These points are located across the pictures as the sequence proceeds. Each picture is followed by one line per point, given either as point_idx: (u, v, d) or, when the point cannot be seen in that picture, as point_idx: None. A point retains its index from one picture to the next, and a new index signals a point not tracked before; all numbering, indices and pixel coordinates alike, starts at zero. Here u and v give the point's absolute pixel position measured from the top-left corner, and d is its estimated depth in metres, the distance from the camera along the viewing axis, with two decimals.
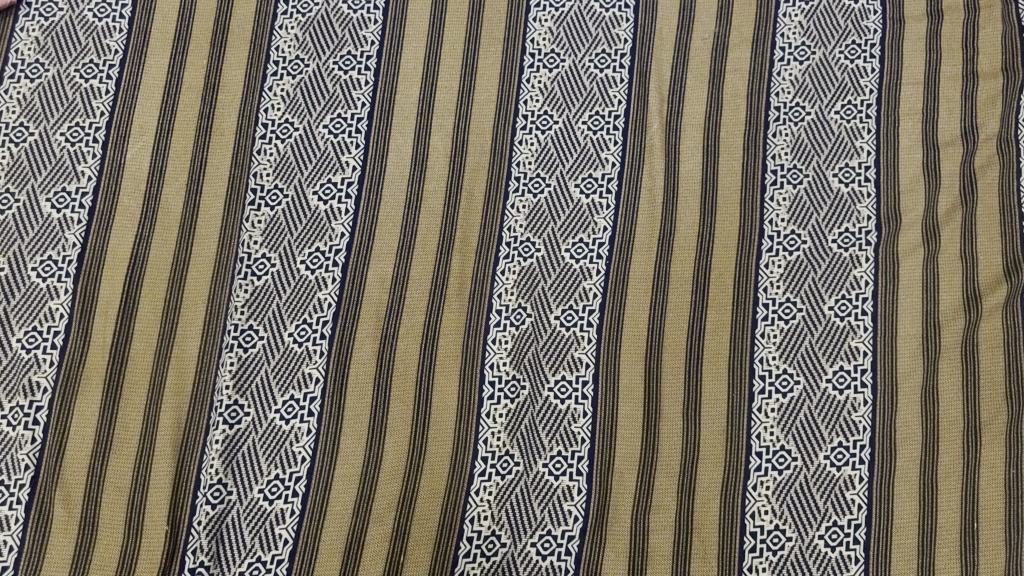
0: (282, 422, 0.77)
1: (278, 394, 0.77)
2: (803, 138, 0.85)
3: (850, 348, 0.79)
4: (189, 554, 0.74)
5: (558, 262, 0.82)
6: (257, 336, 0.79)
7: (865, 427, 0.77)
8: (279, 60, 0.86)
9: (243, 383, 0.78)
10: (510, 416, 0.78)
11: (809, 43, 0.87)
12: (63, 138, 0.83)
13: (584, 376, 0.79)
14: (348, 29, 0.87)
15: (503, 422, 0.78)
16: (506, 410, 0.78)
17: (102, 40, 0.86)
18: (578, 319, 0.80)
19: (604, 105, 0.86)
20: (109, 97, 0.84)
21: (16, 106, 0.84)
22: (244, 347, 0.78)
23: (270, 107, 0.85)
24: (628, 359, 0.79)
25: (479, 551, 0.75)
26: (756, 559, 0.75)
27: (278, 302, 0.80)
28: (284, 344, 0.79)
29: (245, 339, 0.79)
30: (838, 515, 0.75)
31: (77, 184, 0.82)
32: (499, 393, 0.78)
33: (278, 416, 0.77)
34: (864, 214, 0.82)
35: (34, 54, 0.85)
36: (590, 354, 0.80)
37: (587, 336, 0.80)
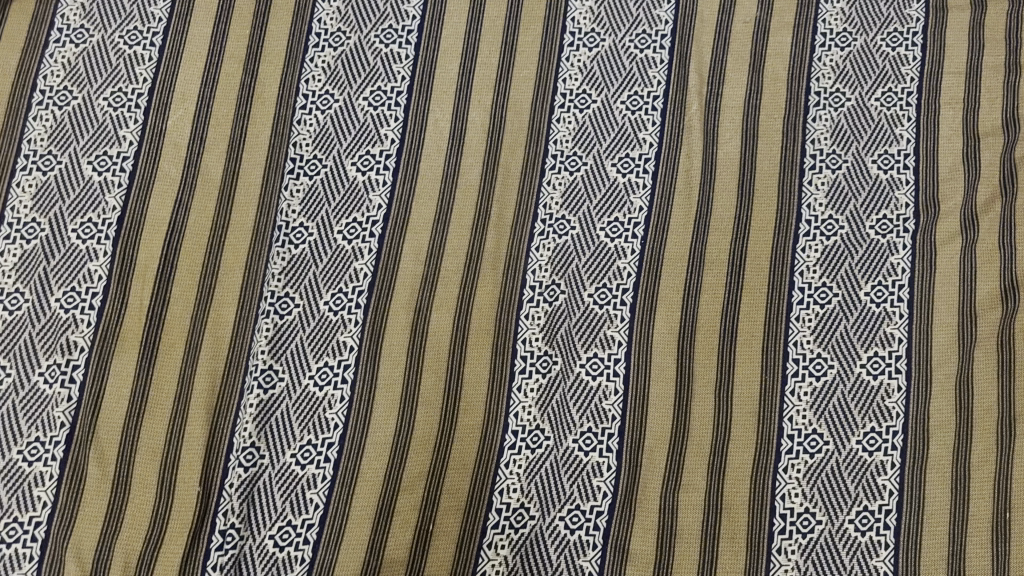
0: (316, 388, 0.77)
1: (312, 360, 0.78)
2: (843, 123, 0.84)
3: (885, 334, 0.79)
4: (220, 516, 0.75)
5: (593, 240, 0.82)
6: (293, 304, 0.79)
7: (898, 413, 0.77)
8: (320, 32, 0.87)
9: (278, 349, 0.78)
10: (542, 390, 0.78)
11: (851, 30, 0.87)
12: (106, 103, 0.84)
13: (616, 353, 0.79)
14: (390, 4, 0.88)
15: (535, 395, 0.78)
16: (537, 384, 0.78)
17: (146, 8, 0.87)
18: (612, 297, 0.80)
19: (644, 86, 0.86)
20: (152, 64, 0.85)
21: (61, 70, 0.85)
22: (280, 315, 0.79)
23: (311, 79, 0.85)
24: (660, 338, 0.79)
25: (508, 523, 0.75)
26: (785, 541, 0.75)
27: (315, 271, 0.80)
28: (319, 313, 0.79)
29: (281, 306, 0.79)
30: (869, 500, 0.75)
31: (118, 148, 0.83)
32: (532, 367, 0.79)
33: (312, 381, 0.77)
34: (902, 202, 0.82)
35: (79, 20, 0.86)
36: (624, 331, 0.80)
37: (620, 314, 0.80)
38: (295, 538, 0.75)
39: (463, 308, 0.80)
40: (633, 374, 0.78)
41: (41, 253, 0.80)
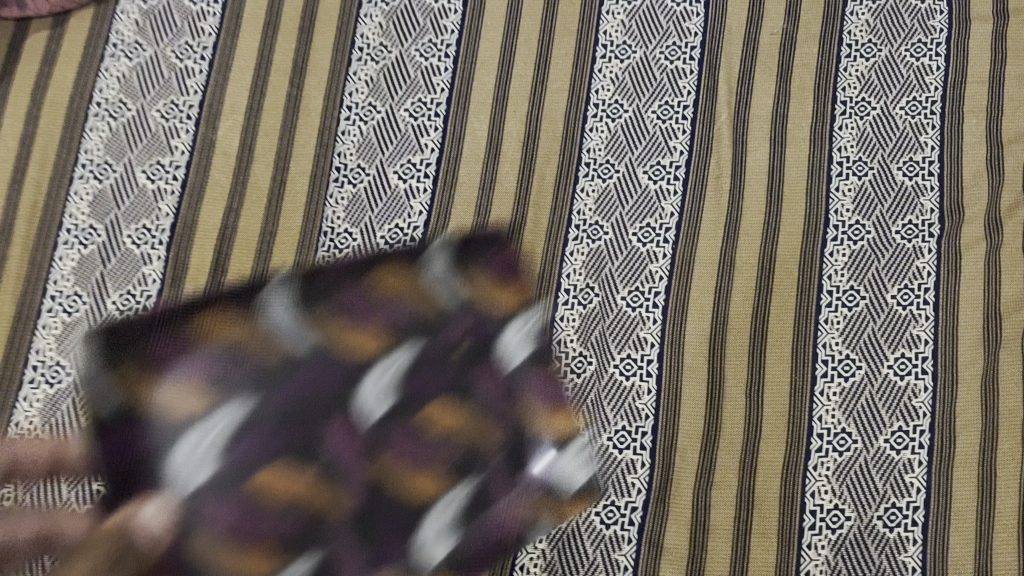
0: (364, 377, 0.78)
1: (368, 351, 0.78)
2: (869, 131, 0.87)
3: (912, 335, 0.81)
4: None
5: (626, 245, 0.84)
6: (351, 238, 0.84)
7: (925, 413, 0.79)
8: (363, 46, 0.90)
9: (322, 328, 0.78)
10: (578, 390, 0.81)
11: (876, 41, 0.90)
12: (159, 114, 0.88)
13: (649, 354, 0.81)
14: (430, 18, 0.91)
15: (571, 395, 0.80)
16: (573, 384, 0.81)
17: (197, 24, 0.91)
18: (644, 300, 0.83)
19: (674, 95, 0.89)
20: (202, 77, 0.89)
21: (116, 83, 0.89)
22: (339, 249, 0.84)
23: (354, 91, 0.89)
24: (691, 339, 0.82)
25: (544, 518, 0.78)
26: (816, 536, 0.77)
27: (370, 215, 0.85)
28: (376, 244, 0.84)
29: (340, 240, 0.84)
30: (897, 496, 0.77)
31: (171, 157, 0.86)
32: (569, 367, 0.81)
33: (365, 371, 0.78)
34: (928, 207, 0.84)
35: (133, 36, 0.90)
36: (656, 333, 0.82)
37: (653, 316, 0.82)
38: None
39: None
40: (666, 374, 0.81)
41: (97, 258, 0.83)
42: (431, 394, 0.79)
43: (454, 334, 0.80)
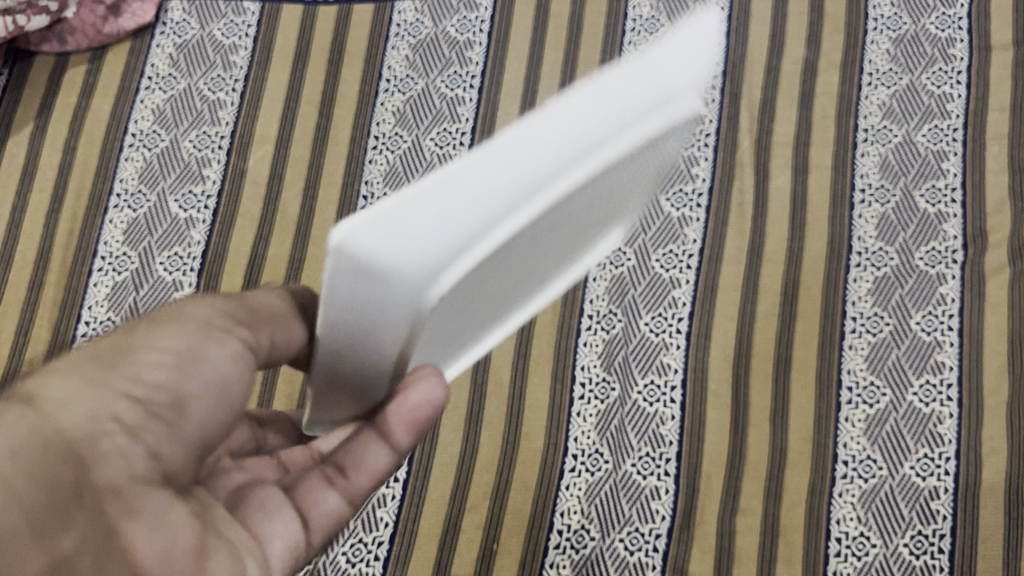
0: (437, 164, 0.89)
1: None
2: (891, 158, 0.87)
3: (936, 362, 0.81)
4: None
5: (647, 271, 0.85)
6: (402, 142, 0.90)
7: (951, 440, 0.78)
8: (390, 78, 0.92)
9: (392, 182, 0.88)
10: (600, 417, 0.81)
11: (896, 69, 0.91)
12: (191, 145, 0.90)
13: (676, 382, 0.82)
14: (455, 50, 0.93)
15: (589, 423, 0.81)
16: (596, 408, 0.81)
17: (228, 56, 0.93)
18: (668, 325, 0.83)
19: (696, 123, 0.90)
20: (233, 108, 0.91)
21: (151, 115, 0.91)
22: (390, 150, 0.90)
23: (381, 121, 0.91)
24: (716, 365, 0.82)
25: (569, 543, 0.78)
26: (841, 563, 0.76)
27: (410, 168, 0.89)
28: (424, 148, 0.90)
29: (391, 144, 0.90)
30: (924, 523, 0.77)
31: (202, 186, 0.88)
32: (593, 392, 0.82)
33: None
34: (951, 234, 0.85)
35: (167, 68, 0.93)
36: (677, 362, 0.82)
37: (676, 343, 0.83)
38: (366, 554, 0.78)
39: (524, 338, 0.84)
40: (686, 397, 0.81)
41: (130, 284, 0.85)
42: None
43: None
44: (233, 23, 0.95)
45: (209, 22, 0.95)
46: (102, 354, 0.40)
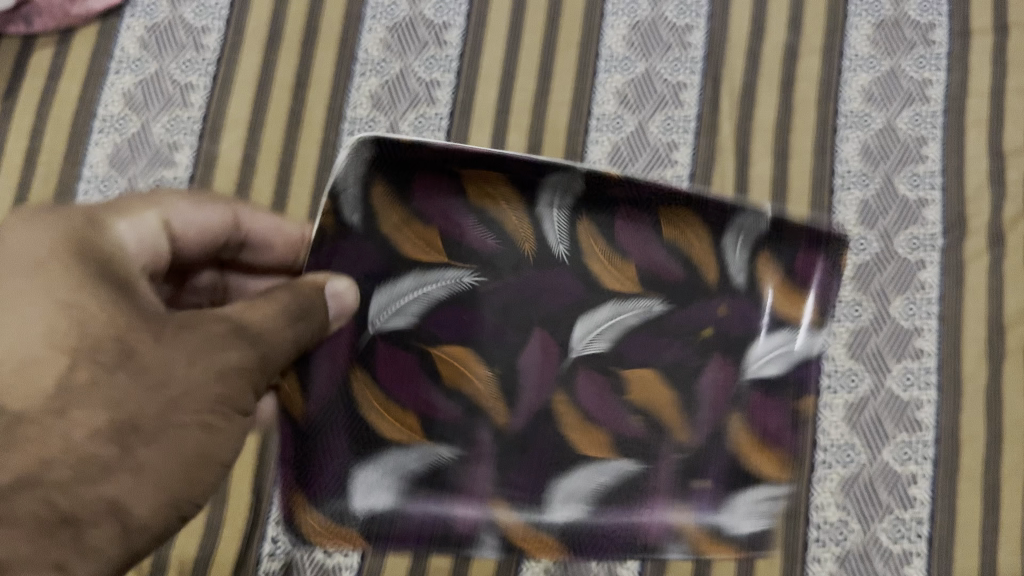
0: None
1: None
2: (871, 144, 0.87)
3: (916, 348, 0.81)
4: (270, 524, 0.77)
5: (682, 353, 0.75)
6: (378, 126, 0.89)
7: (929, 426, 0.79)
8: (365, 61, 0.91)
9: None
10: (614, 492, 0.74)
11: (878, 54, 0.90)
12: (163, 129, 0.88)
13: (706, 483, 0.75)
14: (432, 32, 0.91)
15: (593, 497, 0.73)
16: (615, 480, 0.74)
17: (200, 39, 0.91)
18: (701, 415, 0.75)
19: (676, 108, 0.89)
20: (206, 92, 0.89)
21: (120, 99, 0.89)
22: (367, 135, 0.88)
23: (357, 105, 0.89)
24: (748, 448, 0.76)
25: None
26: (820, 549, 0.77)
27: None
28: (404, 132, 0.88)
29: (367, 128, 0.88)
30: (902, 509, 0.77)
31: (174, 173, 0.87)
32: (619, 463, 0.74)
33: None
34: (931, 220, 0.84)
35: (137, 50, 0.90)
36: (753, 394, 0.77)
37: (711, 453, 0.75)
38: None
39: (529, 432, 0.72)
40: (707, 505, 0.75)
41: None
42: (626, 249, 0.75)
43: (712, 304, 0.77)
44: (204, 5, 0.92)
45: (179, 2, 0.92)
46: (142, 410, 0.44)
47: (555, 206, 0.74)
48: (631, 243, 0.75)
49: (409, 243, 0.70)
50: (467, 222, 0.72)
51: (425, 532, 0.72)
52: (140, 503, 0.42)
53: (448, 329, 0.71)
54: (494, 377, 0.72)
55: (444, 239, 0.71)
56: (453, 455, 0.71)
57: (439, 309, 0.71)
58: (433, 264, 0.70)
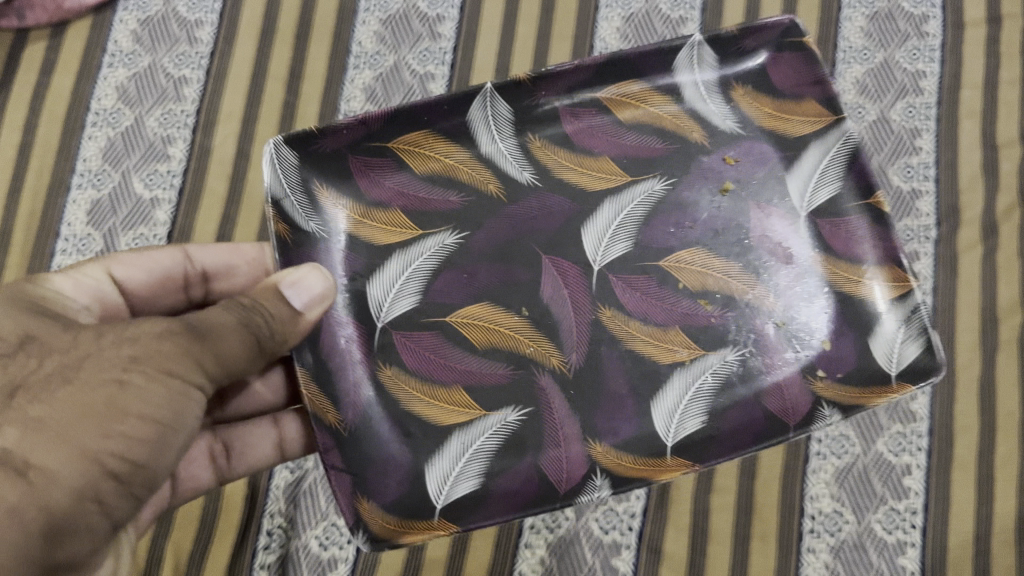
0: None
1: None
2: (865, 136, 0.87)
3: None
4: (266, 516, 0.78)
5: (724, 216, 0.69)
6: None
7: (923, 416, 0.79)
8: (359, 54, 0.91)
9: None
10: (715, 397, 0.65)
11: (871, 46, 0.90)
12: (156, 123, 0.88)
13: (805, 352, 0.67)
14: (426, 26, 0.91)
15: (707, 406, 0.65)
16: (715, 383, 0.66)
17: (193, 32, 0.91)
18: (774, 271, 0.68)
19: None
20: (199, 86, 0.89)
21: (113, 93, 0.89)
22: None
23: (351, 98, 0.89)
24: (835, 273, 0.69)
25: (544, 523, 0.78)
26: (815, 540, 0.77)
27: None
28: None
29: None
30: (896, 500, 0.77)
31: (167, 165, 0.86)
32: (709, 363, 0.66)
33: None
34: (924, 211, 0.84)
35: (130, 44, 0.90)
36: (821, 223, 0.70)
37: (816, 291, 0.68)
38: (339, 538, 0.77)
39: (589, 369, 0.66)
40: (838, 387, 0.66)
41: None
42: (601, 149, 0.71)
43: (710, 165, 0.71)
44: None
45: None
46: (92, 413, 0.45)
47: (495, 136, 0.71)
48: (602, 141, 0.71)
49: (378, 231, 0.68)
50: (423, 189, 0.69)
51: (524, 496, 0.64)
52: (67, 482, 0.45)
53: (454, 291, 0.67)
54: (528, 320, 0.66)
55: (406, 213, 0.68)
56: (523, 416, 0.64)
57: (437, 278, 0.67)
58: (407, 242, 0.67)
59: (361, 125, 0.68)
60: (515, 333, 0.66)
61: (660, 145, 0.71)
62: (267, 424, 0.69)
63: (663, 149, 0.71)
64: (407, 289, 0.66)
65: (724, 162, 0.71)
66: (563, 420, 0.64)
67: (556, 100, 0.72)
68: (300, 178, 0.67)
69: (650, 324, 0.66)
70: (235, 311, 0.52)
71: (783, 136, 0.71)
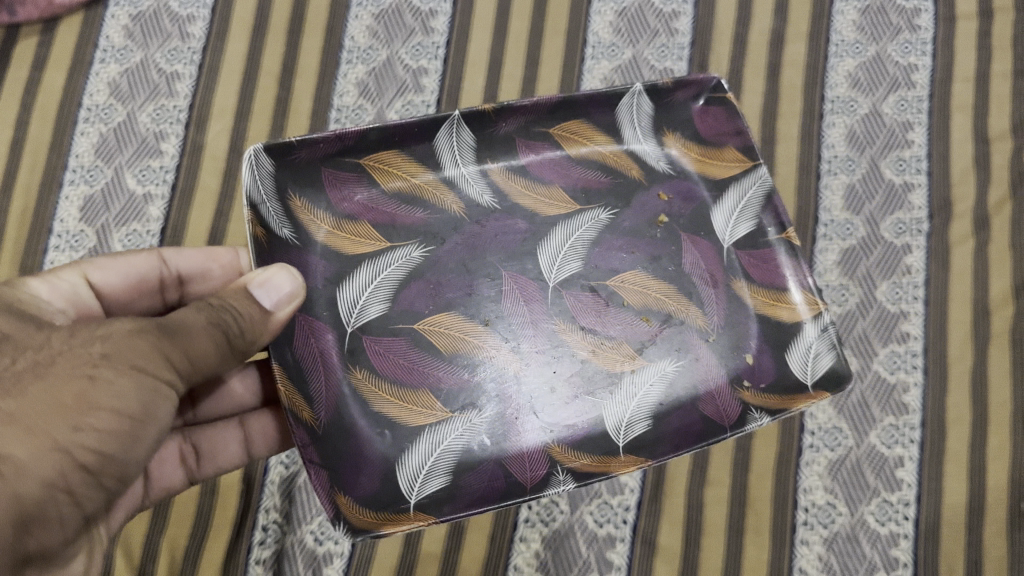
0: None
1: None
2: (857, 130, 0.87)
3: (902, 332, 0.81)
4: (262, 512, 0.78)
5: (659, 245, 0.71)
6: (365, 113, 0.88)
7: (916, 408, 0.79)
8: (351, 48, 0.90)
9: None
10: (661, 401, 0.66)
11: (863, 40, 0.90)
12: (148, 119, 0.87)
13: (730, 367, 0.68)
14: (419, 20, 0.91)
15: (652, 409, 0.66)
16: (661, 390, 0.67)
17: (185, 28, 0.91)
18: (705, 297, 0.69)
19: None
20: (191, 81, 0.89)
21: (105, 88, 0.88)
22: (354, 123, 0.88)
23: (344, 93, 0.89)
24: (765, 304, 0.71)
25: (539, 517, 0.78)
26: (808, 532, 0.77)
27: None
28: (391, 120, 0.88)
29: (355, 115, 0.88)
30: (889, 491, 0.77)
31: (159, 161, 0.86)
32: (652, 374, 0.67)
33: None
34: (916, 204, 0.85)
35: (122, 40, 0.90)
36: (741, 255, 0.72)
37: (743, 322, 0.70)
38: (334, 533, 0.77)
39: (544, 378, 0.66)
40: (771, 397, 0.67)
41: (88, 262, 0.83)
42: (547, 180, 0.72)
43: (650, 197, 0.73)
44: None
45: None
46: (61, 405, 0.45)
47: (459, 161, 0.72)
48: (549, 173, 0.73)
49: (347, 244, 0.68)
50: (391, 207, 0.69)
51: (490, 492, 0.63)
52: (38, 473, 0.45)
53: (420, 300, 0.67)
54: (492, 329, 0.66)
55: (374, 227, 0.68)
56: (489, 418, 0.65)
57: (404, 288, 0.67)
58: (374, 253, 0.67)
59: (338, 141, 0.67)
60: (476, 341, 0.66)
61: (605, 178, 0.73)
62: (234, 425, 0.69)
63: (606, 182, 0.73)
64: (375, 297, 0.66)
65: (658, 199, 0.73)
66: (525, 420, 0.65)
67: (511, 130, 0.73)
68: (275, 189, 0.66)
69: (600, 336, 0.67)
70: (207, 309, 0.52)
71: (710, 177, 0.74)
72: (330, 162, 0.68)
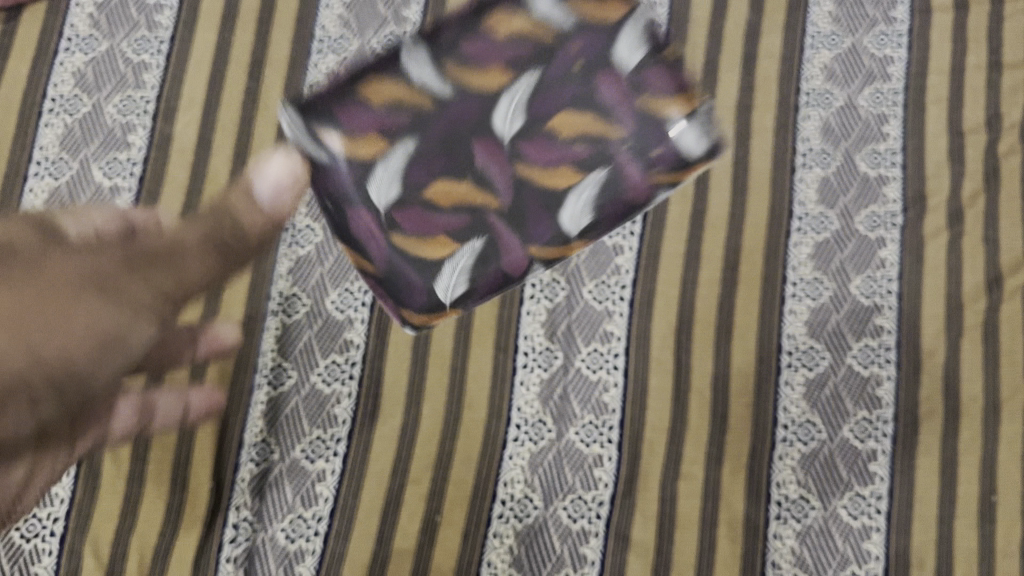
0: None
1: (323, 388, 0.79)
2: (832, 122, 0.87)
3: (875, 326, 0.81)
4: (232, 510, 0.77)
5: (580, 83, 0.73)
6: None
7: (888, 402, 0.79)
8: (323, 39, 0.89)
9: None
10: (599, 193, 0.73)
11: (839, 32, 0.90)
12: (115, 110, 0.86)
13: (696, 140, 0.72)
14: (391, 10, 0.90)
15: (592, 205, 0.74)
16: (596, 192, 0.73)
17: (152, 17, 0.89)
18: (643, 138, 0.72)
19: None
20: (159, 71, 0.87)
21: (70, 78, 0.87)
22: None
23: (315, 83, 0.88)
24: (647, 105, 0.72)
25: (513, 513, 0.78)
26: (781, 526, 0.77)
27: None
28: None
29: None
30: (861, 485, 0.78)
31: (127, 153, 0.85)
32: (586, 183, 0.73)
33: (318, 436, 0.78)
34: (891, 197, 0.85)
35: (88, 29, 0.88)
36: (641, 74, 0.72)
37: (652, 125, 0.72)
38: (306, 530, 0.76)
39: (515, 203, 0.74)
40: (670, 173, 0.73)
41: None
42: (547, 116, 0.73)
43: (567, 58, 0.73)
44: None
45: None
46: (48, 304, 0.43)
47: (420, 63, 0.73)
48: (550, 103, 0.73)
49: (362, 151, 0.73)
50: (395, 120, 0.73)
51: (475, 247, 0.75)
52: (19, 369, 0.42)
53: (420, 170, 0.73)
54: (471, 182, 0.73)
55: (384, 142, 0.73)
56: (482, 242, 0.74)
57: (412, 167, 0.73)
58: (381, 153, 0.73)
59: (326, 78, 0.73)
60: (466, 189, 0.74)
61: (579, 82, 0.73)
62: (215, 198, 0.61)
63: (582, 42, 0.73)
64: (392, 178, 0.73)
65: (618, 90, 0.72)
66: (507, 237, 0.74)
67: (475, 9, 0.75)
68: (304, 121, 0.72)
69: (530, 165, 0.73)
70: (204, 225, 0.58)
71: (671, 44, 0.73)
72: (338, 97, 0.72)
